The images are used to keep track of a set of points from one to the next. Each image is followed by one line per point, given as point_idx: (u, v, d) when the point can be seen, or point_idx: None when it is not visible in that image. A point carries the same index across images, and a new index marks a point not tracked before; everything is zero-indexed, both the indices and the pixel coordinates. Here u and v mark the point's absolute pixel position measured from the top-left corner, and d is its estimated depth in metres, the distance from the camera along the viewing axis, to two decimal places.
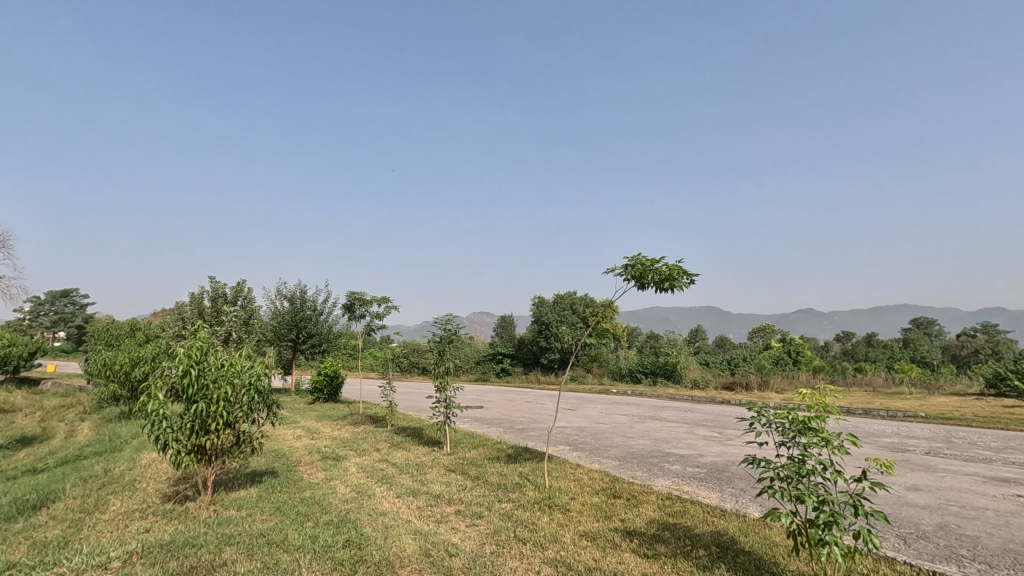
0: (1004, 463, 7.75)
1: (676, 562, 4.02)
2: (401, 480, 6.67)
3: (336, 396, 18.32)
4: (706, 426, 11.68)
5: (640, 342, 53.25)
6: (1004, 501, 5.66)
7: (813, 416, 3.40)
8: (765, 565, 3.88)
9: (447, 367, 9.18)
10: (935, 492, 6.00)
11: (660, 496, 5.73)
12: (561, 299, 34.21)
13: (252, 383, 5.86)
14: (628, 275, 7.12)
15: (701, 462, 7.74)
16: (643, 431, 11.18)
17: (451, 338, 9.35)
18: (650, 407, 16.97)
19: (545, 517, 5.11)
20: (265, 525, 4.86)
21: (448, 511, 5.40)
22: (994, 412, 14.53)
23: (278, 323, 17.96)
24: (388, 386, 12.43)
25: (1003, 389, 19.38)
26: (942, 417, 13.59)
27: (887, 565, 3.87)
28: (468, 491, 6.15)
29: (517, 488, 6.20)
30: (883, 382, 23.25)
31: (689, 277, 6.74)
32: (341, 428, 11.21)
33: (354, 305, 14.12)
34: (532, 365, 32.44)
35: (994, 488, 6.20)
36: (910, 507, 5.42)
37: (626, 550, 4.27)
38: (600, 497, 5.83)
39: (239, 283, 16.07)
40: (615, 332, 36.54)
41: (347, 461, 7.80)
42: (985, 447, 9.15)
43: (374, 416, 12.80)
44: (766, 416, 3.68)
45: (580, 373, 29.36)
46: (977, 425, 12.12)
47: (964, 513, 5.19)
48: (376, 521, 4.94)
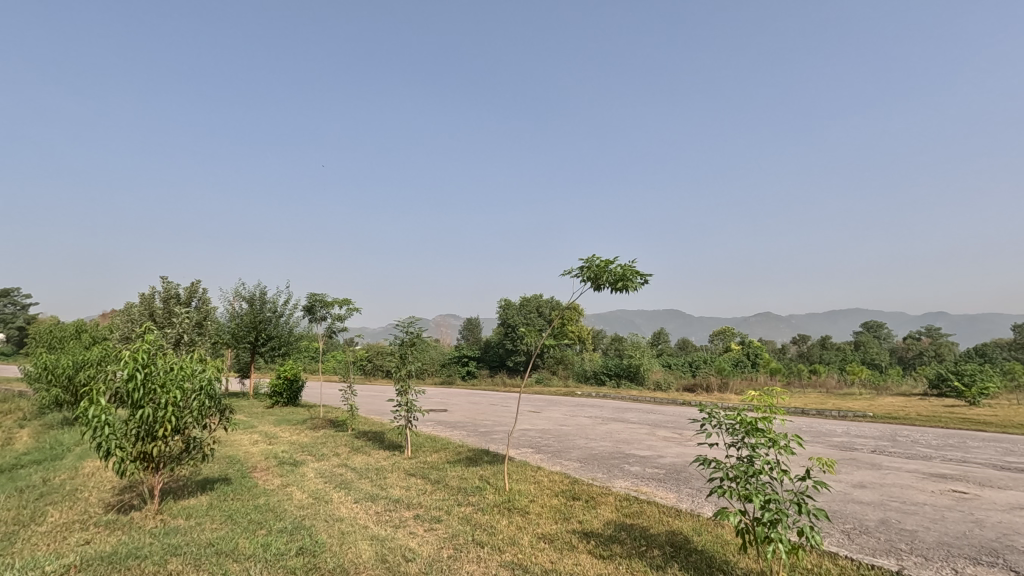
0: (943, 460, 8.15)
1: (631, 562, 4.08)
2: (360, 485, 6.56)
3: (296, 400, 17.93)
4: (666, 428, 11.92)
5: (605, 344, 53.87)
6: (940, 496, 5.96)
7: (760, 417, 3.49)
8: (716, 563, 3.98)
9: (408, 370, 9.09)
10: (879, 489, 6.27)
11: (619, 497, 5.83)
12: (527, 301, 34.21)
13: (203, 387, 5.66)
14: (583, 278, 7.22)
15: (660, 463, 7.89)
16: (605, 433, 11.33)
17: (413, 341, 9.26)
18: (614, 409, 17.18)
19: (504, 520, 5.11)
20: (214, 534, 4.71)
21: (406, 515, 5.34)
22: (935, 412, 15.32)
23: (235, 325, 17.43)
24: (349, 390, 12.23)
25: (944, 389, 20.45)
26: (889, 416, 14.24)
27: (830, 561, 4.02)
28: (428, 496, 6.08)
29: (477, 492, 6.16)
30: (836, 383, 24.25)
31: (643, 277, 6.91)
32: (299, 433, 10.97)
33: (314, 307, 13.83)
34: (498, 367, 32.45)
35: (932, 484, 6.52)
36: (854, 503, 5.64)
37: (583, 551, 4.32)
38: (560, 498, 5.88)
39: (194, 284, 15.56)
40: (581, 335, 36.91)
41: (305, 467, 7.62)
42: (927, 445, 9.61)
43: (335, 420, 12.58)
44: (716, 417, 3.75)
45: (545, 375, 29.56)
46: (922, 424, 12.71)
47: (904, 508, 5.44)
48: (332, 527, 4.85)
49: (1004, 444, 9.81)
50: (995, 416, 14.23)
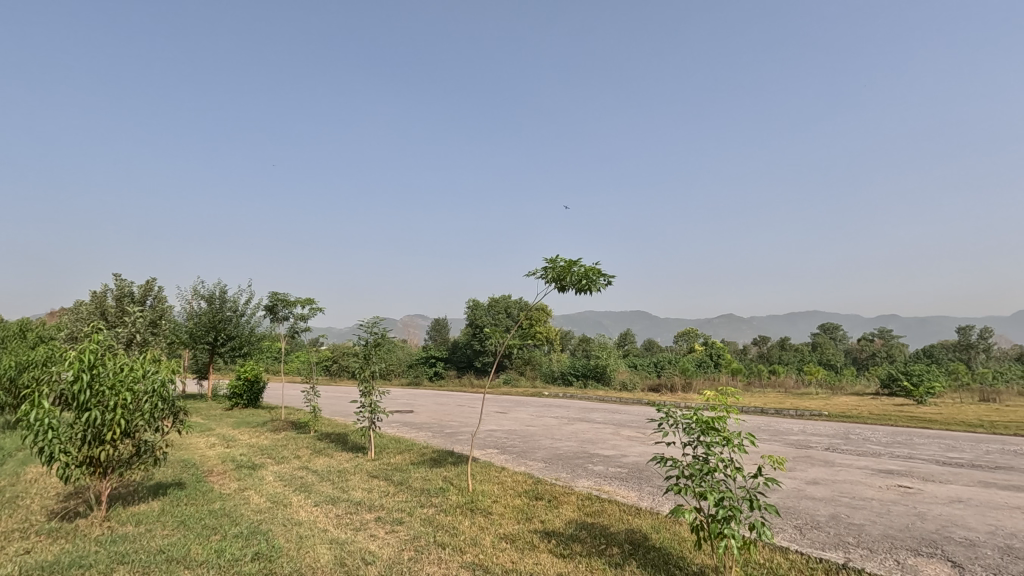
0: (891, 457, 8.51)
1: (591, 560, 4.13)
2: (321, 487, 6.44)
3: (257, 401, 17.49)
4: (630, 427, 12.11)
5: (573, 345, 54.29)
6: (887, 491, 6.23)
7: (715, 416, 3.58)
8: (673, 559, 4.06)
9: (372, 371, 8.99)
10: (831, 485, 6.50)
11: (580, 497, 5.87)
12: (496, 302, 34.15)
13: (156, 389, 5.47)
14: (547, 279, 7.26)
15: (622, 462, 7.99)
16: (571, 433, 11.44)
17: (378, 342, 9.13)
18: (581, 409, 17.35)
19: (466, 522, 5.10)
20: (166, 540, 4.56)
21: (367, 518, 5.27)
22: (885, 411, 15.99)
23: (193, 324, 16.88)
24: (311, 391, 12.01)
25: (894, 388, 21.34)
26: (843, 415, 14.80)
27: (781, 555, 4.16)
28: (390, 497, 6.01)
29: (440, 493, 6.12)
30: (794, 383, 25.04)
31: (605, 278, 7.02)
32: (259, 435, 10.71)
33: (276, 306, 13.52)
34: (466, 368, 32.31)
35: (880, 480, 6.81)
36: (807, 499, 5.84)
37: (544, 551, 4.35)
38: (523, 498, 5.90)
39: (148, 282, 15.01)
40: (549, 335, 37.14)
41: (263, 470, 7.42)
42: (876, 443, 10.02)
43: (297, 422, 12.34)
44: (673, 417, 3.82)
45: (513, 376, 29.57)
46: (874, 422, 13.27)
47: (852, 503, 5.66)
48: (290, 532, 4.76)
49: (948, 440, 10.31)
50: (941, 414, 14.92)
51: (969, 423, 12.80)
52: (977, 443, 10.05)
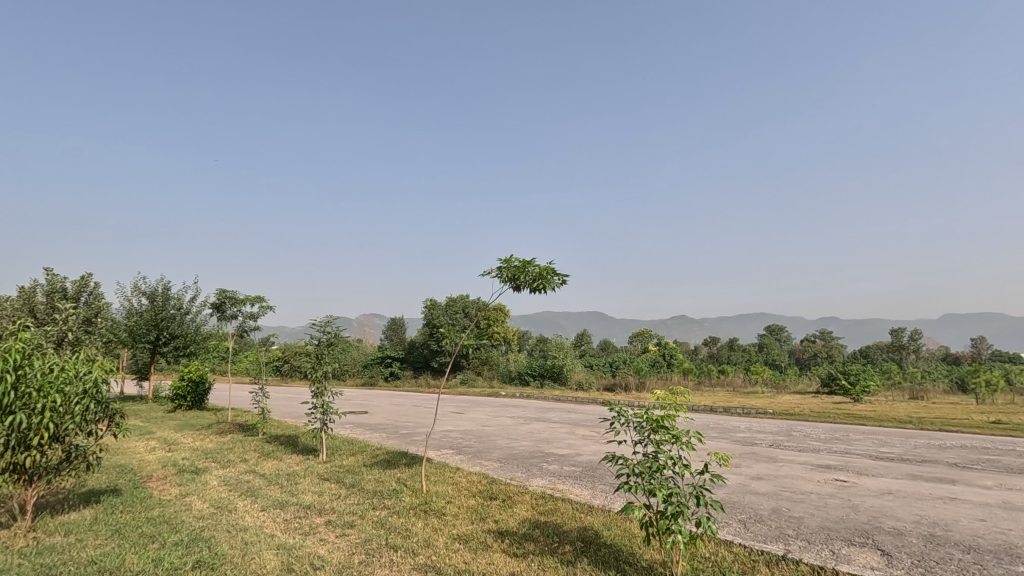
0: (829, 453, 8.95)
1: (543, 559, 4.16)
2: (268, 492, 6.24)
3: (202, 403, 16.80)
4: (585, 427, 12.29)
5: (530, 345, 54.64)
6: (825, 485, 6.55)
7: (664, 415, 3.68)
8: (623, 556, 4.14)
9: (324, 371, 8.79)
10: (774, 480, 6.78)
11: (535, 496, 5.90)
12: (454, 302, 33.98)
13: (89, 391, 5.17)
14: (502, 278, 7.29)
15: (576, 461, 8.10)
16: (527, 433, 11.51)
17: (331, 342, 8.94)
18: (537, 409, 17.47)
19: (420, 523, 5.04)
20: (98, 550, 4.32)
21: (317, 522, 5.14)
22: (825, 408, 16.82)
23: (133, 323, 16.07)
24: (260, 392, 11.63)
25: (833, 387, 22.49)
26: (786, 412, 15.49)
27: (726, 548, 4.31)
28: (341, 500, 5.89)
29: (393, 495, 6.04)
30: (741, 382, 26.02)
31: (560, 278, 7.11)
32: (204, 438, 10.29)
33: (223, 304, 13.03)
34: (422, 368, 32.00)
35: (819, 474, 7.15)
36: (751, 494, 6.07)
37: (497, 550, 4.36)
38: (477, 498, 5.89)
39: (83, 278, 14.19)
40: (506, 336, 37.23)
41: (207, 475, 7.13)
42: (816, 439, 10.53)
43: (244, 424, 11.92)
44: (625, 416, 3.90)
45: (470, 375, 29.50)
46: (814, 420, 13.93)
47: (794, 497, 5.92)
48: (235, 538, 4.59)
49: (880, 436, 10.93)
50: (874, 412, 15.83)
51: (899, 419, 13.62)
52: (906, 438, 10.69)
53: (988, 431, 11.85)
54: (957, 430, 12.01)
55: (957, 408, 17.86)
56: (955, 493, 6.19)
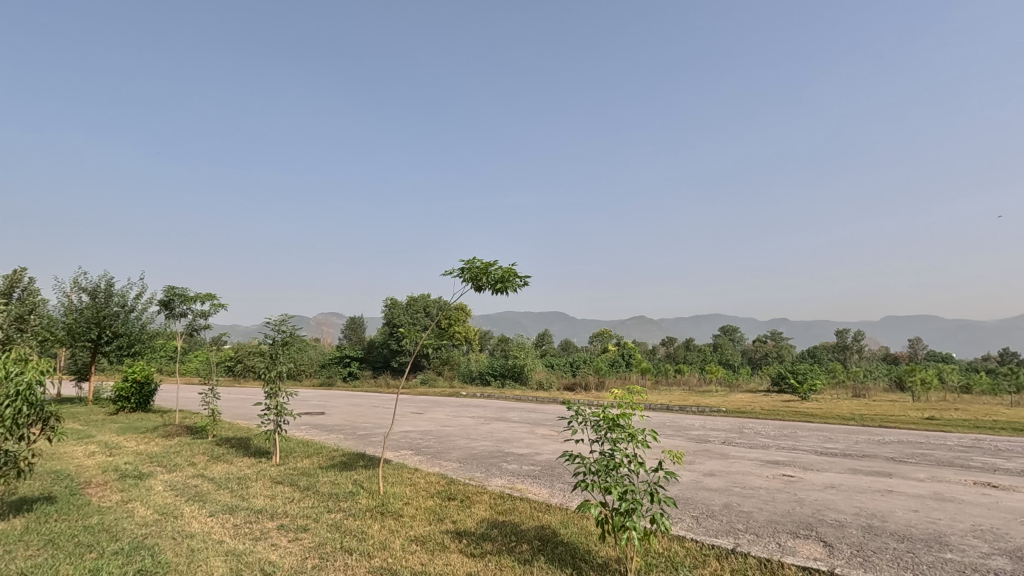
0: (778, 449, 9.31)
1: (500, 558, 4.17)
2: (217, 496, 6.02)
3: (147, 405, 16.07)
4: (545, 426, 12.38)
5: (492, 345, 54.64)
6: (772, 480, 6.80)
7: (621, 413, 3.74)
8: (579, 553, 4.19)
9: (279, 371, 8.55)
10: (726, 476, 6.99)
11: (493, 496, 5.90)
12: (415, 301, 33.65)
13: (21, 393, 4.86)
14: (464, 279, 7.26)
15: (536, 460, 8.14)
16: (487, 432, 11.50)
17: (285, 341, 8.72)
18: (498, 408, 17.49)
19: (376, 525, 4.97)
20: (29, 562, 4.07)
21: (269, 526, 5.00)
22: (775, 406, 17.50)
23: (72, 321, 15.22)
24: (210, 393, 11.23)
25: (783, 386, 23.39)
26: (739, 411, 16.00)
27: (678, 543, 4.42)
28: (294, 504, 5.74)
29: (349, 497, 5.93)
30: (697, 381, 26.76)
31: (522, 280, 7.14)
32: (148, 442, 9.85)
33: (172, 301, 12.50)
34: (382, 368, 31.54)
35: (768, 470, 7.42)
36: (704, 490, 6.24)
37: (454, 551, 4.34)
38: (435, 499, 5.85)
39: (17, 272, 13.36)
40: (468, 335, 37.12)
41: (152, 479, 6.82)
42: (766, 436, 10.93)
43: (193, 426, 11.47)
44: (583, 415, 3.94)
45: (431, 375, 29.25)
46: (764, 417, 14.46)
47: (744, 492, 6.12)
48: (180, 545, 4.41)
49: (825, 433, 11.42)
50: (821, 409, 16.53)
51: (843, 416, 14.29)
52: (849, 434, 11.21)
53: (923, 427, 12.56)
54: (894, 426, 12.70)
55: (895, 405, 18.86)
56: (892, 486, 6.54)
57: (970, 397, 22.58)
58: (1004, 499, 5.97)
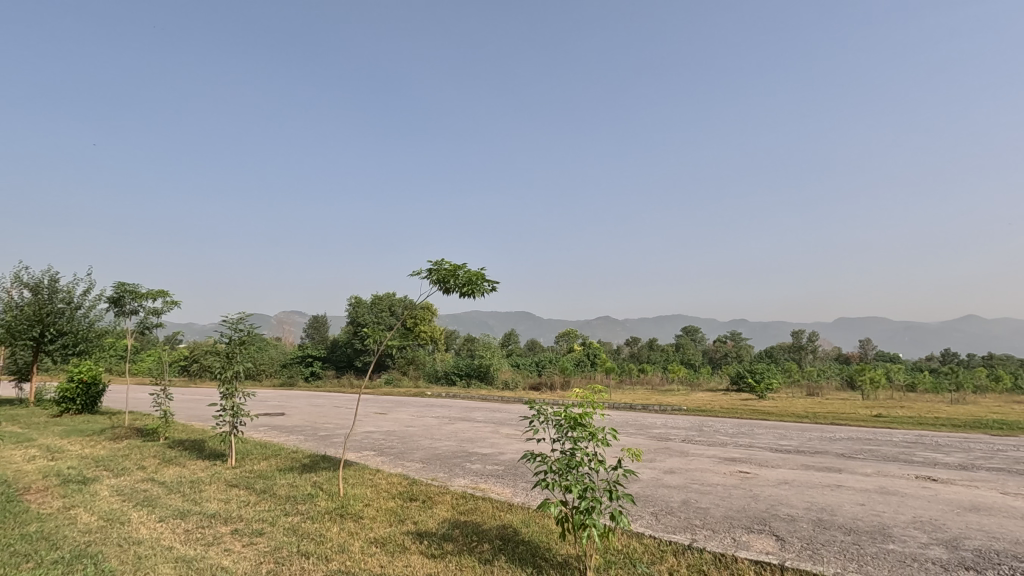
0: (735, 446, 9.59)
1: (461, 558, 4.15)
2: (168, 501, 5.81)
3: (94, 406, 15.39)
4: (509, 426, 12.41)
5: (458, 344, 54.38)
6: (729, 477, 6.99)
7: (583, 412, 3.77)
8: (539, 552, 4.21)
9: (235, 371, 8.31)
10: (684, 473, 7.15)
11: (455, 496, 5.88)
12: (380, 299, 33.23)
13: None
14: (432, 280, 7.20)
15: (499, 460, 8.14)
16: (451, 432, 11.44)
17: (243, 340, 8.48)
18: (463, 408, 17.43)
19: (335, 528, 4.88)
20: None
21: (222, 531, 4.85)
22: (733, 405, 18.01)
23: (11, 318, 14.40)
24: (163, 394, 10.82)
25: (741, 385, 24.10)
26: (699, 409, 16.40)
27: (637, 540, 4.49)
28: (250, 507, 5.58)
29: (308, 499, 5.80)
30: (660, 381, 27.32)
31: (490, 283, 7.13)
32: (94, 445, 9.41)
33: (122, 298, 11.99)
34: (345, 368, 31.01)
35: (725, 467, 7.63)
36: (663, 487, 6.37)
37: (414, 552, 4.29)
38: (397, 500, 5.78)
39: None
40: (433, 335, 36.88)
41: (97, 484, 6.52)
42: (724, 434, 11.23)
43: (143, 429, 11.02)
44: (545, 415, 3.96)
45: (395, 375, 28.92)
46: (723, 416, 14.85)
47: (701, 489, 6.27)
48: (126, 552, 4.23)
49: (780, 430, 11.81)
50: (777, 407, 17.11)
51: (797, 414, 14.83)
52: (803, 432, 11.61)
53: (870, 424, 13.14)
54: (844, 424, 13.24)
55: (846, 403, 19.68)
56: (840, 481, 6.81)
57: (914, 395, 23.76)
58: (943, 492, 6.31)
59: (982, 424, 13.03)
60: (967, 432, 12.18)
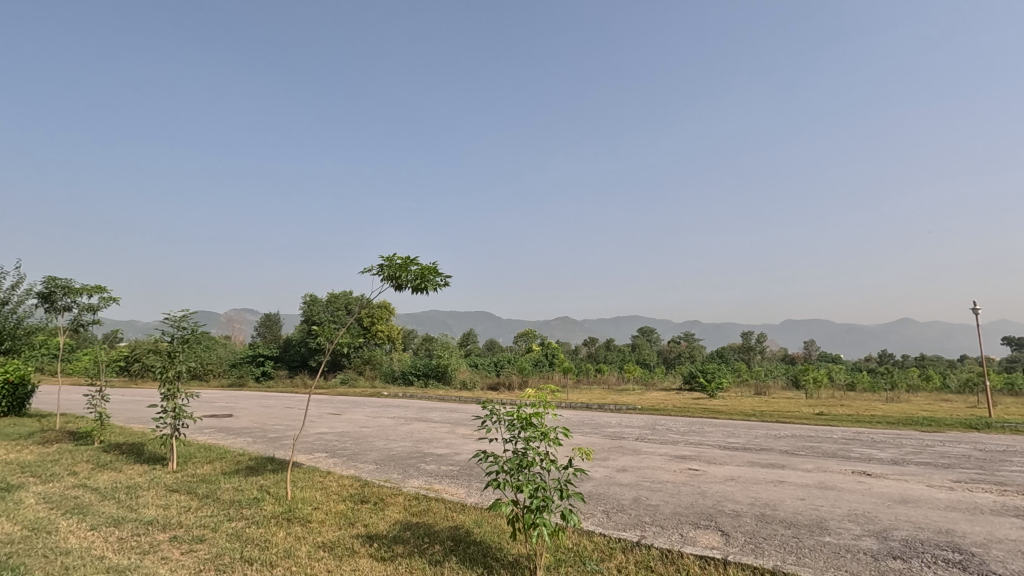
0: (686, 444, 9.86)
1: (411, 560, 4.11)
2: (101, 508, 5.50)
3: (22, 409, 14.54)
4: (465, 426, 12.38)
5: (416, 344, 53.80)
6: (679, 474, 7.17)
7: (534, 412, 3.79)
8: (490, 552, 4.21)
9: (177, 371, 7.95)
10: (636, 471, 7.29)
11: (408, 497, 5.81)
12: (336, 298, 32.45)
13: None
14: (382, 276, 7.09)
15: (454, 460, 8.09)
16: (406, 433, 11.31)
17: (187, 339, 8.13)
18: (420, 408, 17.27)
19: (281, 532, 4.74)
20: None
21: (160, 538, 4.64)
22: (685, 404, 18.51)
23: None
24: (98, 395, 10.26)
25: (693, 384, 24.87)
26: (652, 408, 16.79)
27: (587, 538, 4.55)
28: (191, 513, 5.36)
29: (253, 504, 5.61)
30: (616, 380, 27.98)
31: (442, 278, 7.07)
32: (21, 450, 8.85)
33: (53, 294, 11.31)
34: (299, 368, 30.22)
35: (675, 464, 7.82)
36: (616, 486, 6.47)
37: (363, 555, 4.22)
38: (347, 503, 5.66)
39: None
40: (391, 335, 36.38)
41: (23, 492, 6.12)
42: (677, 432, 11.55)
43: (76, 431, 10.42)
44: (497, 414, 3.96)
45: (351, 375, 28.37)
46: (676, 414, 15.23)
47: (652, 487, 6.40)
48: (52, 564, 3.99)
49: (729, 428, 12.24)
50: (727, 406, 17.68)
51: (746, 413, 15.39)
52: (749, 429, 12.05)
53: (813, 421, 13.76)
54: (788, 421, 13.82)
55: (790, 402, 20.55)
56: (783, 476, 7.10)
57: (853, 394, 25.09)
58: (876, 486, 6.67)
59: (913, 420, 13.88)
60: (900, 428, 12.93)
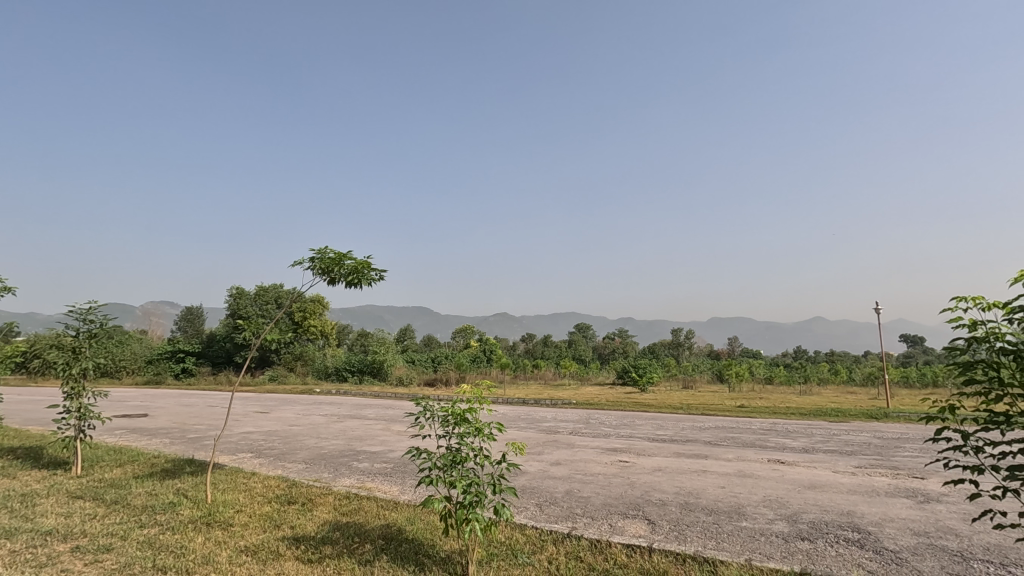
0: (618, 436, 10.17)
1: (340, 561, 4.00)
2: None
3: None
4: (400, 422, 12.20)
5: (351, 340, 52.35)
6: (610, 466, 7.38)
7: (468, 408, 3.77)
8: (422, 549, 4.17)
9: (82, 368, 7.34)
10: (569, 464, 7.44)
11: (338, 497, 5.66)
12: (265, 291, 31.00)
13: None
14: (314, 270, 6.86)
15: (387, 457, 7.96)
16: (338, 430, 11.00)
17: (94, 333, 7.52)
18: (353, 405, 16.86)
19: (199, 538, 4.49)
20: None
21: (60, 549, 4.27)
22: (618, 397, 19.11)
23: None
24: None
25: (626, 378, 25.71)
26: (586, 402, 17.20)
27: (519, 532, 4.60)
28: (97, 521, 4.97)
29: (168, 509, 5.27)
30: (552, 375, 28.47)
31: (376, 273, 6.94)
32: None
33: None
34: (224, 364, 28.71)
35: (607, 456, 8.05)
36: (550, 479, 6.58)
37: (289, 558, 4.07)
38: (273, 504, 5.44)
39: None
40: (324, 330, 35.27)
41: None
42: (609, 425, 11.89)
43: None
44: (431, 410, 3.91)
45: (280, 372, 27.28)
46: (609, 408, 15.69)
47: (584, 479, 6.55)
48: None
49: (657, 421, 12.75)
50: (656, 400, 18.43)
51: (674, 406, 16.09)
52: (677, 422, 12.60)
53: (734, 414, 14.56)
54: (712, 414, 14.57)
55: (714, 396, 21.73)
56: (706, 466, 7.47)
57: (770, 386, 26.82)
58: (789, 472, 7.16)
59: (822, 411, 15.00)
60: (811, 418, 13.94)
